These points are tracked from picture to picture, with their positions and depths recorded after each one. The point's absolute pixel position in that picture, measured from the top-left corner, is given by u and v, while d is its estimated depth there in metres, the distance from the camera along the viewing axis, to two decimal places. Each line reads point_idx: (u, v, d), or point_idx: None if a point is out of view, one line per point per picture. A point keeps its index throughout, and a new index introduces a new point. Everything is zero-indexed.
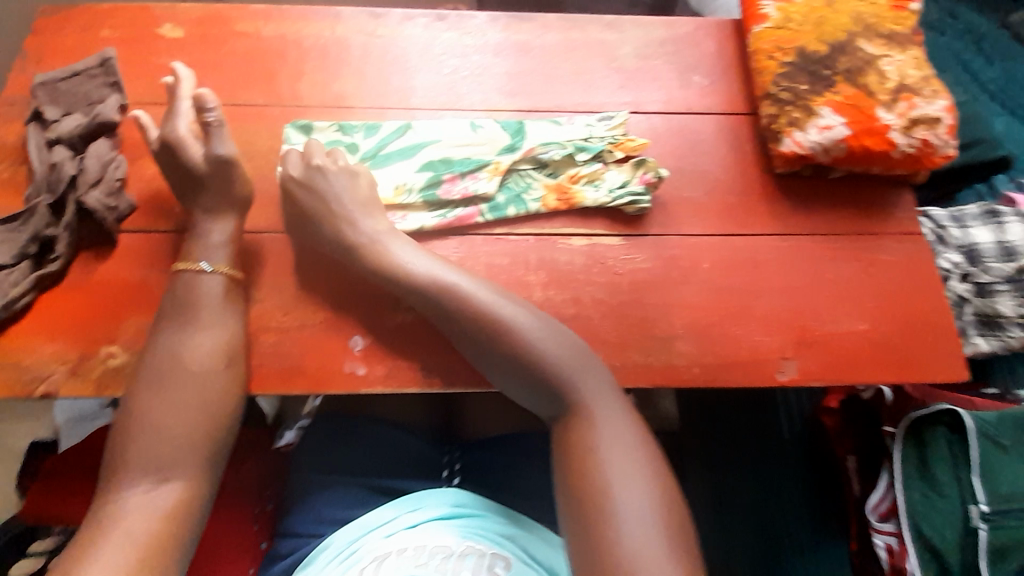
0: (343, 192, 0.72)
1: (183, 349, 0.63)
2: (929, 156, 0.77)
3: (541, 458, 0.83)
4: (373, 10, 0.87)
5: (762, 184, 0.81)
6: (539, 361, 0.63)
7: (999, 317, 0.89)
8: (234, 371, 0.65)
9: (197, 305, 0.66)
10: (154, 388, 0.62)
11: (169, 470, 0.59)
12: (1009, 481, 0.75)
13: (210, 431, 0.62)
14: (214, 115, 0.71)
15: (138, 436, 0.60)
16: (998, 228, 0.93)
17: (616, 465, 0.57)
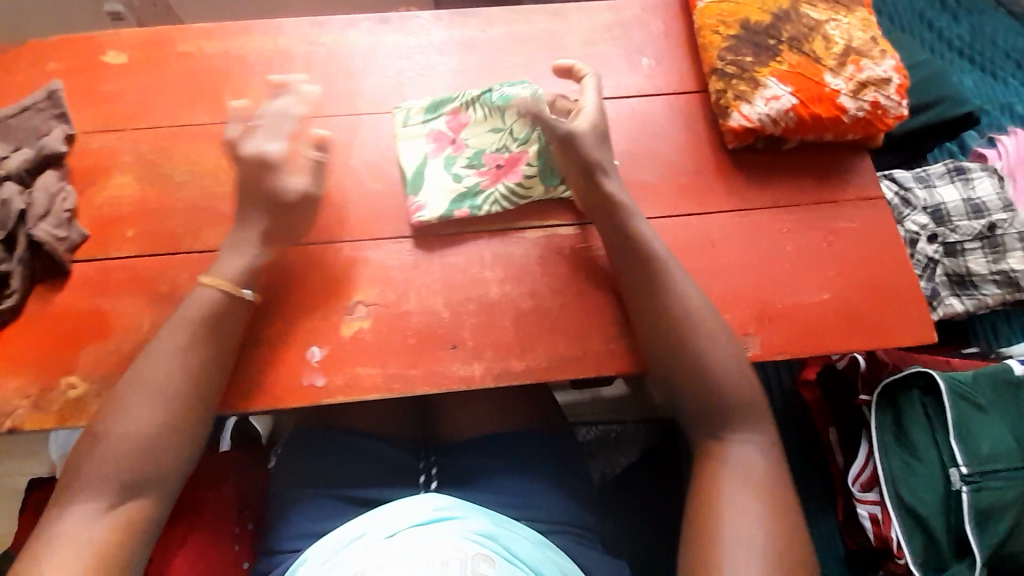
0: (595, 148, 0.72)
1: (161, 366, 0.63)
2: (881, 118, 0.76)
3: (518, 459, 0.82)
4: (314, 19, 0.87)
5: (716, 161, 0.80)
6: (716, 380, 0.64)
7: (971, 276, 0.88)
8: (212, 393, 0.65)
9: (197, 321, 0.65)
10: (131, 402, 0.62)
11: (131, 487, 0.59)
12: (988, 441, 0.74)
13: (180, 450, 0.62)
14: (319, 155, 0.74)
15: (104, 449, 0.60)
16: (966, 185, 0.92)
17: (732, 488, 0.59)
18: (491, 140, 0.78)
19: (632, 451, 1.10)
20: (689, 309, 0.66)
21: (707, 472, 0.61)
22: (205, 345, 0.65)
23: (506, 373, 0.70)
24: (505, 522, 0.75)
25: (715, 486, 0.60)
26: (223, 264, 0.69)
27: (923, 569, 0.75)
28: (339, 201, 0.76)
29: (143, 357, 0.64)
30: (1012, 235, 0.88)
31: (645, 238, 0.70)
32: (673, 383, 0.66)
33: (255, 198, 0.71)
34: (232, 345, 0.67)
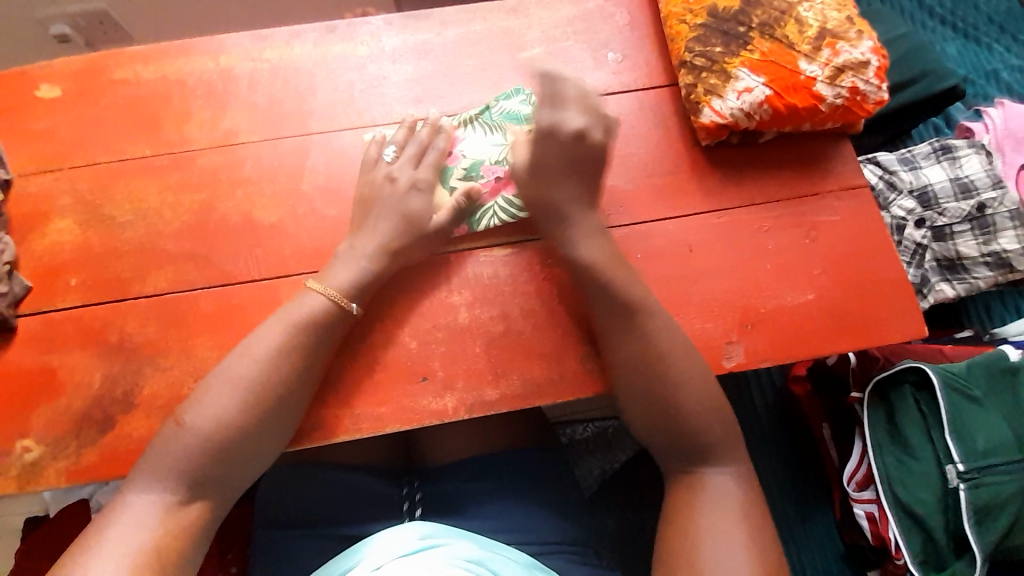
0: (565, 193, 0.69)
1: (258, 364, 0.62)
2: (860, 104, 0.72)
3: (511, 480, 0.79)
4: (256, 33, 0.81)
5: (689, 159, 0.76)
6: (702, 396, 0.63)
7: (962, 260, 0.84)
8: (299, 405, 0.64)
9: (302, 326, 0.64)
10: (225, 392, 0.60)
11: (198, 485, 0.57)
12: (984, 434, 0.71)
13: (251, 456, 0.60)
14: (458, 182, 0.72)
15: (185, 437, 0.58)
16: (952, 164, 0.88)
17: (711, 517, 0.57)
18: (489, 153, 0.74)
19: (629, 447, 1.05)
20: (658, 343, 0.64)
21: (683, 501, 0.59)
22: (304, 354, 0.63)
23: (481, 402, 0.67)
24: (494, 547, 0.71)
25: (692, 514, 0.58)
26: (336, 271, 0.67)
27: (923, 569, 0.73)
28: (294, 230, 0.72)
29: (242, 348, 0.63)
30: (1003, 214, 0.84)
31: (598, 279, 0.66)
32: (644, 417, 0.63)
33: (386, 209, 0.70)
34: (325, 357, 0.65)
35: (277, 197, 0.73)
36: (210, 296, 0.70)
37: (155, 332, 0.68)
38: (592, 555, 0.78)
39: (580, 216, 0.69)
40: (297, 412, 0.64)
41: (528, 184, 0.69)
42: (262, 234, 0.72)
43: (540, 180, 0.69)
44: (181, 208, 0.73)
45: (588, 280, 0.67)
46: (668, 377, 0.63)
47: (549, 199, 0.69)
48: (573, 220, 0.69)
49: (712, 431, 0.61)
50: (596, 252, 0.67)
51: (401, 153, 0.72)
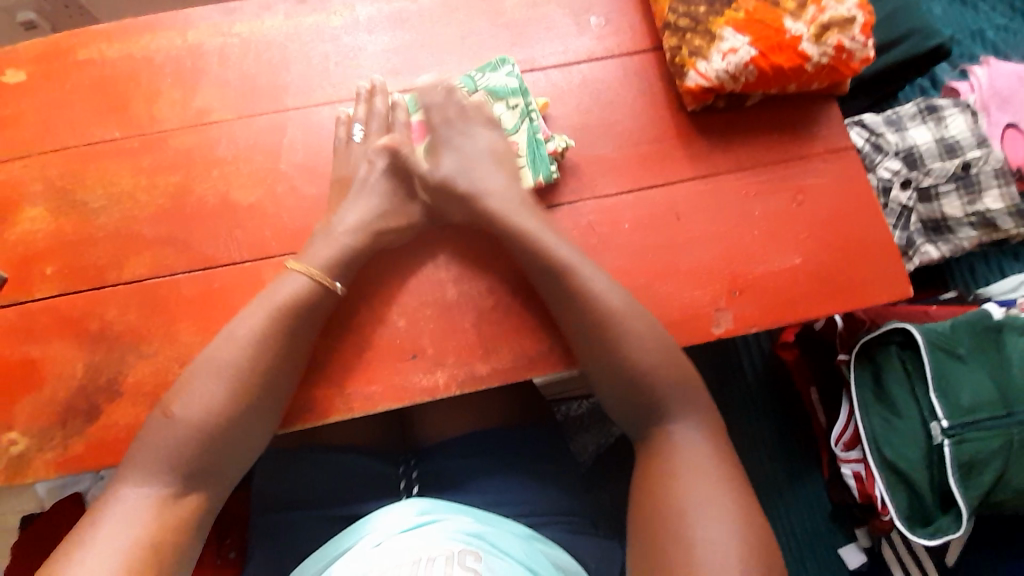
0: (481, 169, 0.70)
1: (242, 352, 0.60)
2: (845, 63, 0.70)
3: (507, 456, 0.80)
4: (222, 5, 0.77)
5: (675, 126, 0.75)
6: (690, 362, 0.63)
7: (947, 221, 0.85)
8: (286, 391, 0.63)
9: (282, 309, 0.62)
10: (211, 381, 0.59)
11: (194, 477, 0.57)
12: (969, 392, 0.73)
13: (242, 445, 0.60)
14: (472, 133, 0.71)
15: (175, 428, 0.57)
16: (938, 124, 0.88)
17: (690, 474, 0.57)
18: (488, 134, 0.72)
19: None
20: (621, 311, 0.63)
21: (663, 467, 0.59)
22: (289, 339, 0.62)
23: (471, 377, 0.67)
24: (492, 520, 0.72)
25: (679, 474, 0.57)
26: (317, 248, 0.66)
27: (908, 523, 0.75)
28: (274, 210, 0.70)
29: (223, 335, 0.62)
30: (988, 173, 0.85)
31: (531, 245, 0.66)
32: (627, 386, 0.62)
33: (364, 191, 0.69)
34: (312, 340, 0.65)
35: (254, 177, 0.71)
36: (191, 281, 0.68)
37: (136, 319, 0.67)
38: (587, 525, 0.79)
39: (514, 186, 0.70)
40: (286, 398, 0.63)
41: (455, 174, 0.69)
42: (242, 215, 0.70)
43: (467, 172, 0.69)
44: (155, 191, 0.71)
45: (525, 250, 0.66)
46: (650, 339, 0.62)
47: (476, 185, 0.69)
48: (500, 197, 0.68)
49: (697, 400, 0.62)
50: (526, 223, 0.67)
51: (370, 128, 0.71)
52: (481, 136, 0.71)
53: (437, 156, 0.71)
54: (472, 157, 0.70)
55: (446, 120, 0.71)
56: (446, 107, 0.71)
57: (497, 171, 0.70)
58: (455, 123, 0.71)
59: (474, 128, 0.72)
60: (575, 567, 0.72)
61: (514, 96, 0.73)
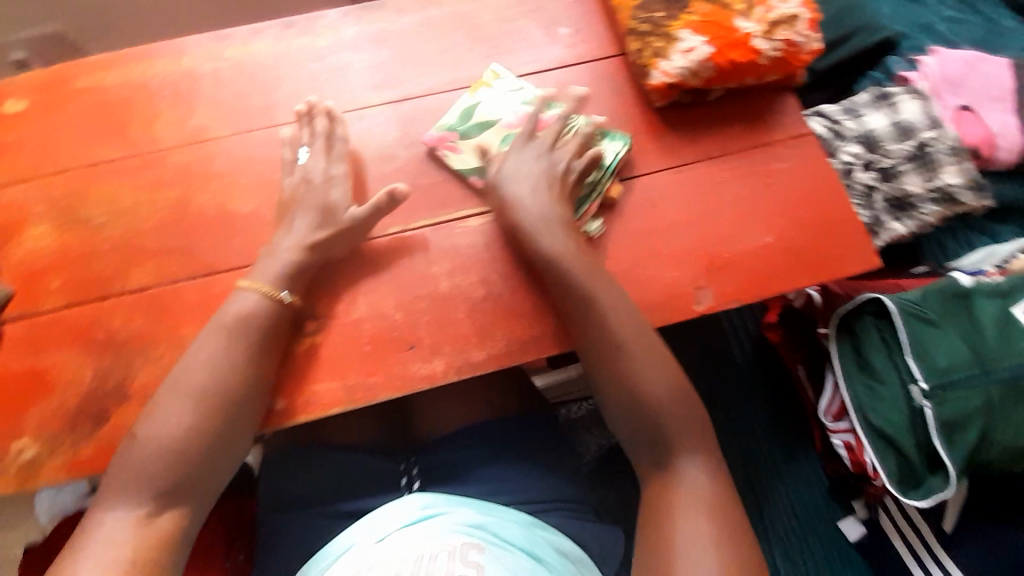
0: (525, 180, 0.72)
1: (206, 372, 0.63)
2: (796, 55, 0.76)
3: (506, 451, 0.81)
4: (215, 33, 0.83)
5: (646, 121, 0.80)
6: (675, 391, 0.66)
7: (910, 198, 0.90)
8: (257, 402, 0.65)
9: (232, 324, 0.65)
10: (177, 402, 0.62)
11: (170, 495, 0.59)
12: (944, 354, 0.76)
13: (217, 458, 0.62)
14: (555, 159, 0.74)
15: (145, 449, 0.60)
16: (892, 110, 0.94)
17: (683, 512, 0.60)
18: (556, 158, 0.74)
19: None
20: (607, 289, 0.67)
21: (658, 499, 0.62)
22: (255, 350, 0.65)
23: (468, 364, 0.70)
24: (495, 510, 0.74)
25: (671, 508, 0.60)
26: (263, 266, 0.69)
27: (900, 487, 0.77)
28: (270, 217, 0.74)
29: (186, 359, 0.64)
30: (942, 151, 0.91)
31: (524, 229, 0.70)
32: (624, 418, 0.66)
33: (305, 206, 0.72)
34: (281, 347, 0.67)
35: (252, 187, 0.75)
36: (193, 286, 0.71)
37: (141, 325, 0.69)
38: (589, 513, 0.81)
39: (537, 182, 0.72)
40: (258, 409, 0.65)
41: (502, 179, 0.73)
42: (241, 223, 0.74)
43: (508, 180, 0.73)
44: (157, 204, 0.75)
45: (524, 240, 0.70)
46: (646, 368, 0.66)
47: (512, 191, 0.72)
48: (526, 203, 0.71)
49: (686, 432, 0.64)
50: (522, 208, 0.71)
51: (313, 149, 0.75)
52: (549, 159, 0.74)
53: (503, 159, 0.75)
54: (526, 169, 0.73)
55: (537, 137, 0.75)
56: (545, 127, 0.76)
57: (533, 184, 0.72)
58: (540, 143, 0.75)
59: (561, 154, 0.75)
60: (578, 554, 0.73)
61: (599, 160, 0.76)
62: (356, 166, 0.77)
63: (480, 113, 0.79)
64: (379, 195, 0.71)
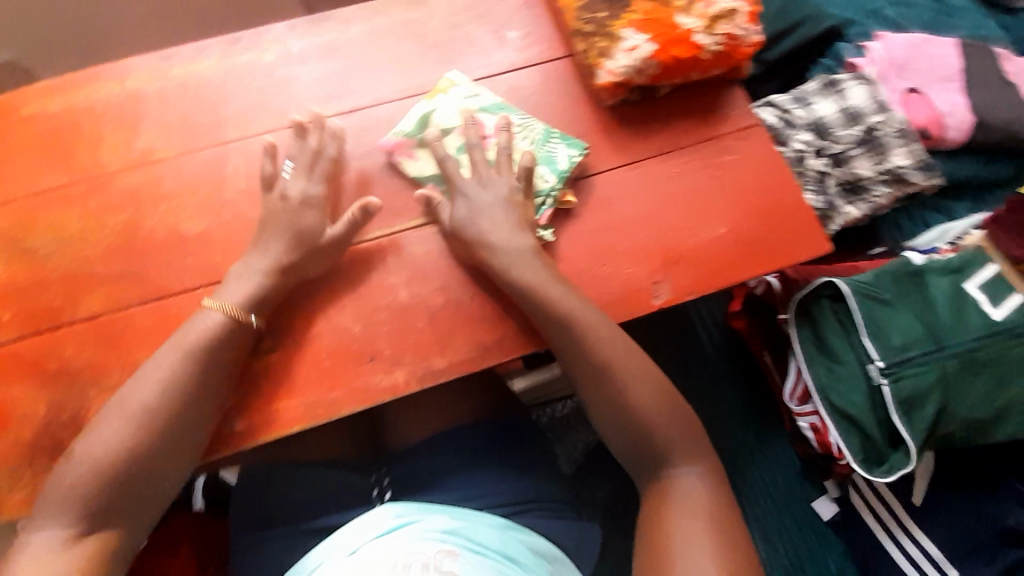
0: (480, 220, 0.71)
1: (150, 390, 0.62)
2: (738, 48, 0.77)
3: (477, 457, 0.81)
4: (159, 52, 0.81)
5: (597, 120, 0.81)
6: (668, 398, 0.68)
7: (861, 181, 0.92)
8: (205, 422, 0.64)
9: (193, 347, 0.64)
10: (117, 421, 0.60)
11: (103, 517, 0.57)
12: (899, 332, 0.78)
13: (157, 478, 0.60)
14: (495, 187, 0.73)
15: (81, 470, 0.58)
16: (839, 96, 0.96)
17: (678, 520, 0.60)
18: (502, 185, 0.74)
19: None
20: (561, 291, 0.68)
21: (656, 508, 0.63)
22: (207, 369, 0.64)
23: (430, 373, 0.70)
24: (470, 516, 0.74)
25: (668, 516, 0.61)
26: (231, 287, 0.68)
27: (865, 465, 0.79)
28: (222, 236, 0.73)
29: (133, 379, 0.63)
30: (890, 134, 0.93)
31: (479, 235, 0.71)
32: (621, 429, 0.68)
33: (265, 225, 0.71)
34: (235, 367, 0.67)
35: (203, 207, 0.75)
36: (146, 311, 0.70)
37: (93, 354, 0.68)
38: (569, 510, 0.82)
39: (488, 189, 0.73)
40: (205, 429, 0.64)
41: (461, 220, 0.72)
42: (192, 244, 0.73)
43: (472, 220, 0.71)
44: (105, 230, 0.73)
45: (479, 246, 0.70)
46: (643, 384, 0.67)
47: (480, 231, 0.71)
48: (499, 233, 0.71)
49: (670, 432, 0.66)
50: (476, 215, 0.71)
51: (297, 166, 0.73)
52: (495, 189, 0.73)
53: (453, 204, 0.73)
54: (481, 207, 0.72)
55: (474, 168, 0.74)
56: (477, 151, 0.74)
57: (502, 219, 0.72)
58: (480, 175, 0.74)
59: (502, 178, 0.74)
60: (553, 552, 0.74)
61: (551, 171, 0.76)
62: None
63: (435, 121, 0.78)
64: (354, 209, 0.70)
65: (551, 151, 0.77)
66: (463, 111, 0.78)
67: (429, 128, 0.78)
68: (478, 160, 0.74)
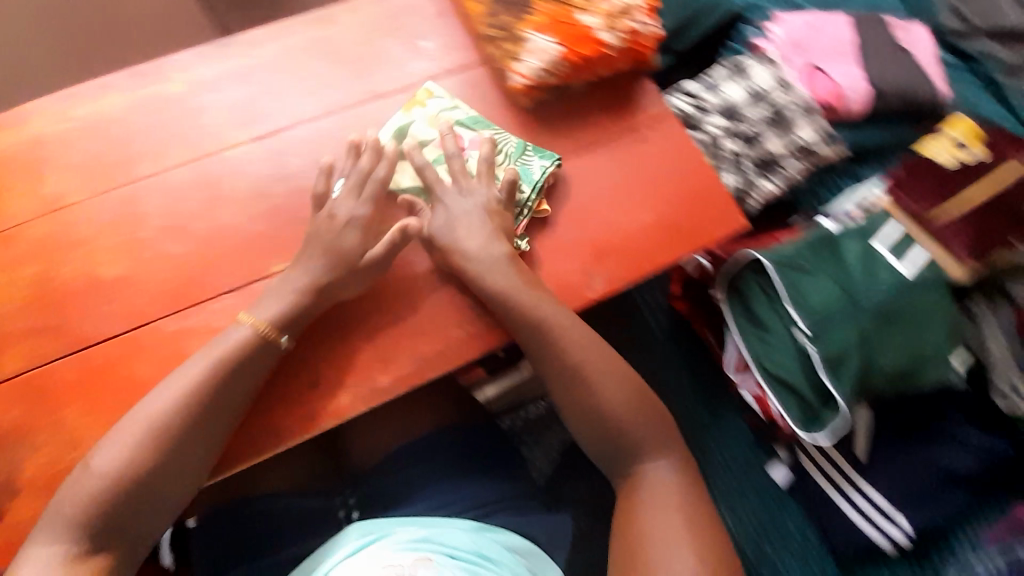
0: (461, 223, 0.74)
1: (163, 408, 0.63)
2: (640, 42, 0.80)
3: (445, 469, 0.81)
4: (59, 92, 0.78)
5: (518, 122, 0.82)
6: (636, 398, 0.72)
7: (773, 157, 0.99)
8: (218, 441, 0.65)
9: (220, 363, 0.65)
10: (130, 433, 0.62)
11: (103, 535, 0.60)
12: (819, 297, 0.83)
13: (164, 499, 0.62)
14: (479, 196, 0.75)
15: (94, 480, 0.60)
16: (746, 79, 1.03)
17: (653, 517, 0.65)
18: (483, 193, 0.75)
19: None
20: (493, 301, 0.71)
21: (629, 503, 0.68)
22: (225, 387, 0.65)
23: (376, 391, 0.71)
24: (440, 522, 0.74)
25: (642, 517, 0.66)
26: (267, 303, 0.68)
27: (803, 425, 0.85)
28: (143, 278, 0.71)
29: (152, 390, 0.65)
30: (795, 110, 1.00)
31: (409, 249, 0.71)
32: (590, 431, 0.71)
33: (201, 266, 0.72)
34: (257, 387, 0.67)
35: (121, 249, 0.72)
36: (71, 364, 0.68)
37: (20, 414, 0.66)
38: (540, 505, 0.83)
39: (466, 200, 0.74)
40: (215, 448, 0.65)
41: (441, 228, 0.74)
42: (111, 289, 0.71)
43: (451, 228, 0.73)
44: (19, 284, 0.71)
45: None
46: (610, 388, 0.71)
47: (458, 239, 0.73)
48: (479, 242, 0.73)
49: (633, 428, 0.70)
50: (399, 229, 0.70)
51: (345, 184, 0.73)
52: (476, 196, 0.75)
53: (433, 209, 0.75)
54: (461, 212, 0.74)
55: (456, 177, 0.75)
56: (456, 161, 0.76)
57: (479, 227, 0.74)
58: (461, 182, 0.75)
59: (483, 188, 0.75)
60: (525, 546, 0.75)
61: (529, 184, 0.77)
62: (224, 211, 0.75)
63: (413, 133, 0.79)
64: (392, 232, 0.70)
65: (530, 163, 0.78)
66: (441, 123, 0.79)
67: (407, 139, 0.79)
68: (461, 168, 0.76)
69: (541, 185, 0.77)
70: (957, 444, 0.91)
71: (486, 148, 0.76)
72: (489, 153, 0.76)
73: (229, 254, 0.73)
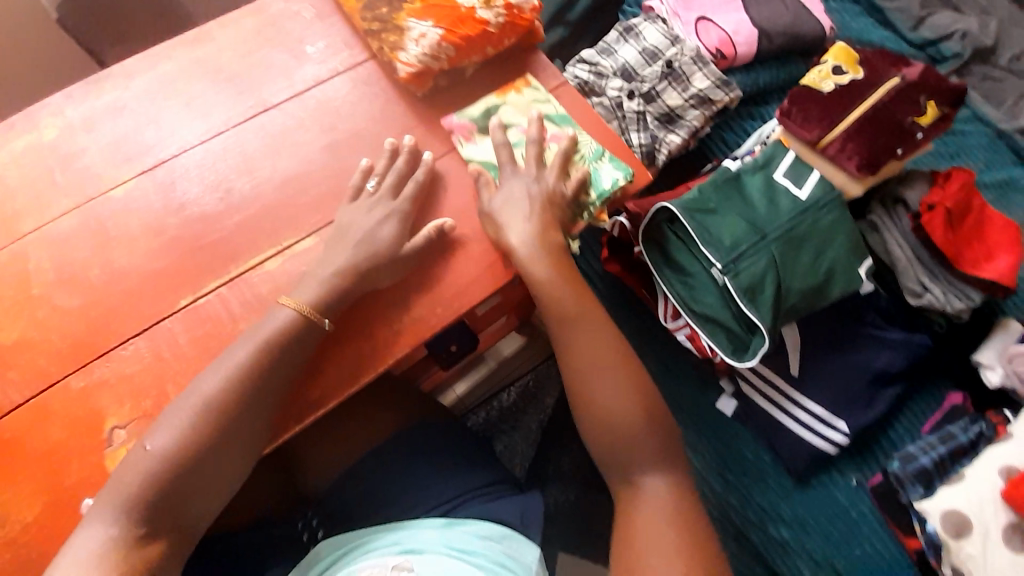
0: (519, 204, 0.74)
1: (212, 393, 0.63)
2: (519, 15, 0.81)
3: (409, 470, 0.82)
4: None
5: (414, 113, 0.81)
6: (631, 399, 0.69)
7: (674, 111, 1.01)
8: (262, 424, 0.65)
9: (272, 341, 0.66)
10: (189, 411, 0.62)
11: (156, 520, 0.58)
12: (728, 234, 0.88)
13: (216, 481, 0.62)
14: (544, 190, 0.75)
15: (148, 462, 0.60)
16: (638, 39, 1.06)
17: (645, 523, 0.63)
18: (547, 188, 0.76)
19: (552, 389, 1.22)
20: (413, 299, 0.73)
21: (627, 507, 0.66)
22: (275, 367, 0.66)
23: (306, 409, 0.69)
24: (407, 523, 0.74)
25: (633, 523, 0.64)
26: (306, 285, 0.69)
27: (735, 354, 0.89)
28: (42, 337, 0.69)
29: (207, 369, 0.65)
30: (688, 63, 1.02)
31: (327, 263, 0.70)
32: (595, 431, 0.70)
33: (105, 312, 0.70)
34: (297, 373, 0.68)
35: (14, 313, 0.70)
36: None
37: None
38: (506, 488, 0.84)
39: (532, 184, 0.76)
40: (261, 431, 0.65)
41: (499, 209, 0.74)
42: (9, 356, 0.68)
43: (501, 213, 0.74)
44: None
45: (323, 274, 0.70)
46: (599, 389, 0.69)
47: (502, 228, 0.74)
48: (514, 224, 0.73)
49: (620, 431, 0.68)
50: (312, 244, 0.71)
51: (383, 182, 0.75)
52: (539, 185, 0.76)
53: (502, 186, 0.76)
54: (520, 197, 0.75)
55: (536, 160, 0.77)
56: (534, 147, 0.77)
57: (528, 215, 0.74)
58: (535, 167, 0.77)
59: (558, 184, 0.76)
60: (501, 532, 0.74)
61: (596, 190, 0.77)
62: (116, 255, 0.72)
63: (501, 114, 0.81)
64: (429, 228, 0.73)
65: (605, 169, 0.77)
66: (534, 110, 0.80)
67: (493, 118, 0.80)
68: (539, 159, 0.77)
69: (607, 195, 0.77)
70: (882, 344, 0.99)
71: (564, 151, 0.77)
72: (568, 152, 0.77)
73: (128, 299, 0.70)
